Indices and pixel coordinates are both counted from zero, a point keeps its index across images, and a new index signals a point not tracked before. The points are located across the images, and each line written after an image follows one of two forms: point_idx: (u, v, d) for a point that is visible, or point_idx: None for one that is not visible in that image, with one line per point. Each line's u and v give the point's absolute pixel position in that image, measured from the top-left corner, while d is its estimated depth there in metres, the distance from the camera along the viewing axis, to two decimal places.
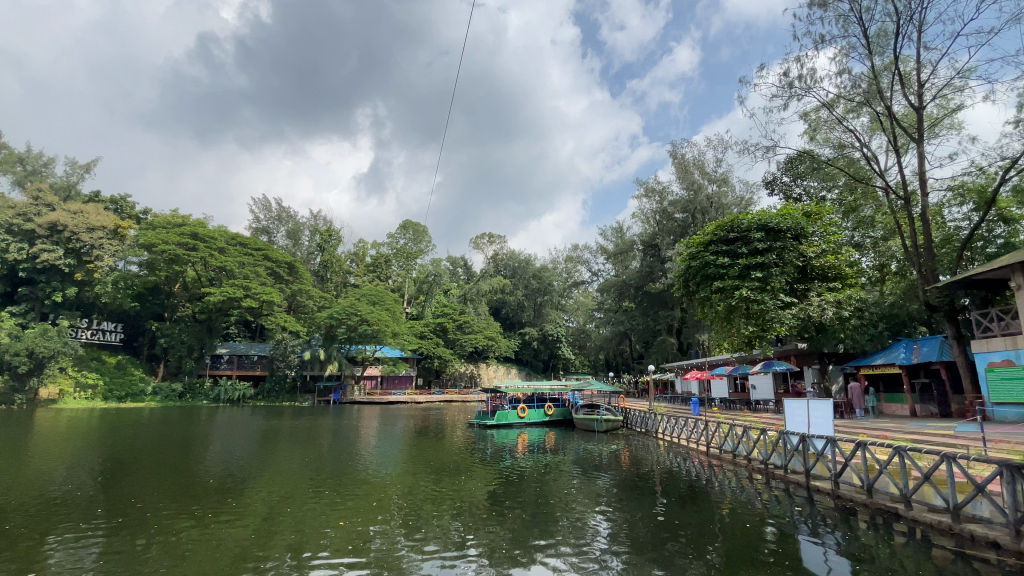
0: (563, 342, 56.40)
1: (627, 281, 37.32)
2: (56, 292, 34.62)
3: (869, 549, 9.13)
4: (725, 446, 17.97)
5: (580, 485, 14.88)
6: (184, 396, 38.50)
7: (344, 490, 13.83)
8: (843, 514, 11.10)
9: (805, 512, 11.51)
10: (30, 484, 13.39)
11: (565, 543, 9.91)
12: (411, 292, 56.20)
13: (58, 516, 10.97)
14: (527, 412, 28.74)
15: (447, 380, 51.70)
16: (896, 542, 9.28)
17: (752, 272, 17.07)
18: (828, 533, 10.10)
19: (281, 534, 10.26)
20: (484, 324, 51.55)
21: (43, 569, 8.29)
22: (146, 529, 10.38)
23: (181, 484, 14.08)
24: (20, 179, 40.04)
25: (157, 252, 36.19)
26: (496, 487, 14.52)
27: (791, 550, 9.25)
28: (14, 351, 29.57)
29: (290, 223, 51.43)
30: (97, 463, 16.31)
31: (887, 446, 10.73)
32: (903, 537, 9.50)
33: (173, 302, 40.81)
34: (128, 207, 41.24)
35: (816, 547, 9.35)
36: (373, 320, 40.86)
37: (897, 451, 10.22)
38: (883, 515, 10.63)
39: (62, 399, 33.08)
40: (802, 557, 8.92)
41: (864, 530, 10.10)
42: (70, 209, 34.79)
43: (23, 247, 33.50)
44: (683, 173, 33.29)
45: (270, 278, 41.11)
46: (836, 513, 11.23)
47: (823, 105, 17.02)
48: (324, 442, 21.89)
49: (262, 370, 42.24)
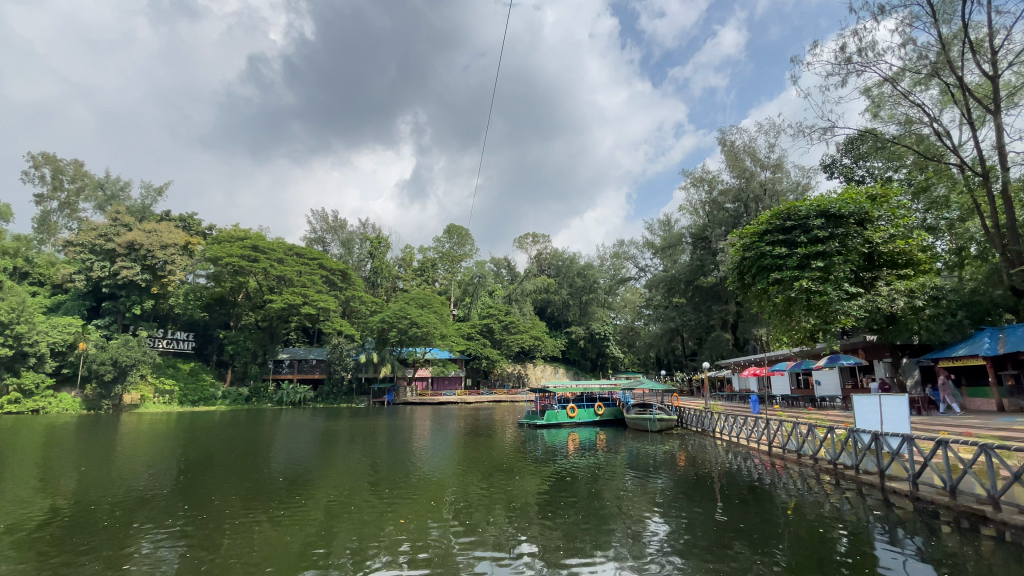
0: (610, 340, 55.38)
1: (676, 276, 36.10)
2: (136, 305, 37.25)
3: (954, 554, 8.30)
4: (789, 445, 16.96)
5: (635, 486, 14.47)
6: (250, 400, 40.68)
7: (401, 489, 13.99)
8: (923, 517, 10.16)
9: (881, 515, 10.62)
10: (119, 482, 14.50)
11: (622, 545, 9.58)
12: (457, 295, 56.88)
13: (143, 513, 11.71)
14: (577, 412, 28.29)
15: (495, 380, 51.94)
16: (984, 547, 8.39)
17: (812, 262, 16.05)
18: (907, 536, 9.28)
19: (343, 531, 10.47)
20: (529, 324, 51.43)
21: (131, 561, 8.84)
22: (220, 524, 10.91)
23: (251, 482, 14.79)
24: (101, 203, 43.56)
25: (223, 265, 38.52)
26: (551, 487, 14.35)
27: (866, 557, 8.49)
28: (101, 360, 32.33)
29: (342, 232, 53.22)
30: (176, 463, 17.45)
31: (970, 444, 9.67)
32: (992, 542, 8.57)
33: (237, 311, 43.15)
34: (194, 224, 43.95)
35: (893, 552, 8.63)
36: (421, 323, 41.48)
37: (981, 449, 9.17)
38: (969, 518, 9.65)
39: (144, 403, 35.61)
40: (878, 562, 8.27)
41: (948, 534, 9.19)
42: (145, 229, 37.47)
43: (106, 265, 36.27)
44: (733, 161, 31.79)
45: (325, 285, 42.76)
46: (916, 517, 10.28)
47: (886, 80, 15.67)
48: (381, 442, 22.43)
49: (320, 373, 44.27)
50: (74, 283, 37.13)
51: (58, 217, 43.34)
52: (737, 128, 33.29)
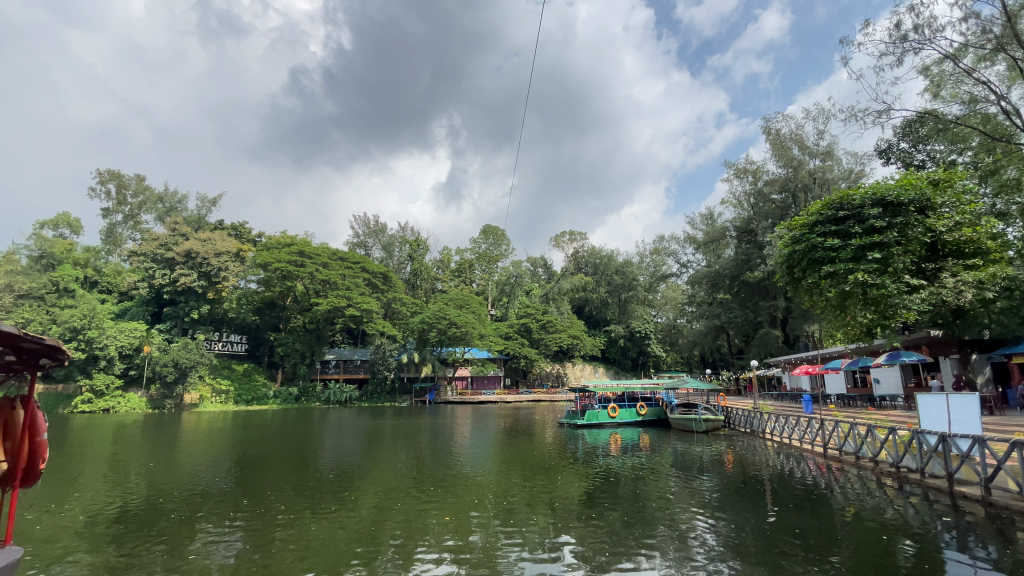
0: (651, 338, 54.28)
1: (720, 271, 34.91)
2: (194, 310, 39.33)
3: None
4: (846, 446, 16.05)
5: (680, 488, 14.03)
6: (300, 399, 42.29)
7: (444, 487, 14.07)
8: (997, 525, 9.37)
9: (950, 522, 9.86)
10: (181, 478, 15.29)
11: (669, 548, 9.32)
12: (494, 295, 57.14)
13: (204, 506, 12.28)
14: (618, 412, 27.78)
15: (534, 380, 51.83)
16: None
17: (869, 253, 15.12)
18: (979, 545, 8.59)
19: (389, 526, 10.64)
20: (568, 323, 51.08)
21: (193, 551, 9.30)
22: (274, 518, 11.31)
23: (302, 478, 15.28)
24: (161, 215, 46.24)
25: (272, 270, 40.19)
26: (593, 487, 14.13)
27: (934, 566, 7.91)
28: (164, 362, 34.40)
29: (382, 236, 54.37)
30: (233, 460, 18.25)
31: None
32: None
33: (286, 314, 44.86)
34: (245, 231, 45.98)
35: (964, 562, 8.00)
36: (460, 323, 41.91)
37: None
38: None
39: (202, 403, 37.62)
40: (947, 573, 7.69)
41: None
42: (200, 237, 39.53)
43: (166, 272, 38.42)
44: (780, 149, 30.41)
45: (368, 288, 43.91)
46: (989, 524, 9.49)
47: (946, 58, 14.50)
48: (424, 440, 22.70)
49: (364, 373, 45.45)
50: (138, 290, 39.55)
51: (122, 229, 46.28)
52: (783, 115, 31.86)
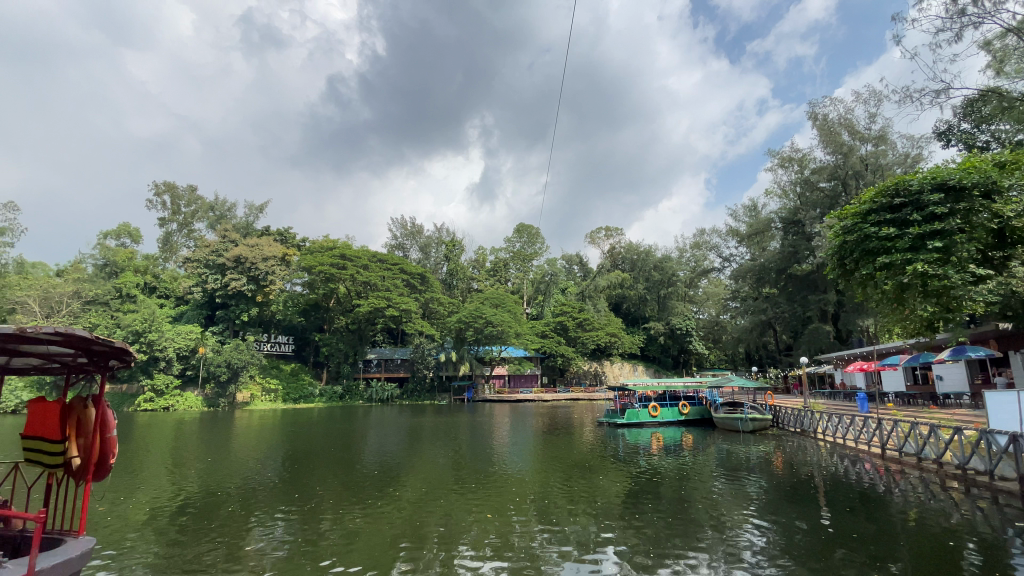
0: (693, 336, 52.88)
1: (765, 264, 33.62)
2: (244, 313, 41.10)
3: None
4: (907, 447, 15.08)
5: (725, 488, 13.57)
6: (344, 397, 43.57)
7: (484, 485, 14.12)
8: None
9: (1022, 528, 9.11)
10: (236, 472, 16.04)
11: (714, 550, 9.04)
12: (530, 293, 57.12)
13: (257, 500, 12.83)
14: (660, 411, 27.09)
15: (572, 379, 51.48)
16: None
17: (929, 242, 14.10)
18: None
19: (431, 522, 10.79)
20: (605, 321, 50.46)
21: (249, 542, 9.73)
22: (323, 512, 11.68)
23: (347, 474, 15.72)
24: (213, 223, 48.56)
25: (316, 273, 41.55)
26: (634, 487, 13.86)
27: None
28: (218, 363, 36.28)
29: (419, 237, 55.22)
30: (283, 456, 18.96)
31: None
32: None
33: (329, 315, 46.26)
34: (290, 236, 47.71)
35: None
36: (497, 322, 42.13)
37: None
38: None
39: (254, 401, 39.32)
40: None
41: None
42: (248, 243, 41.27)
43: (218, 277, 40.28)
44: (827, 135, 28.96)
45: (406, 288, 44.78)
46: None
47: (1009, 30, 13.35)
48: (463, 438, 22.90)
49: (405, 372, 46.28)
50: (193, 295, 41.63)
51: (177, 237, 48.92)
52: (830, 99, 30.34)
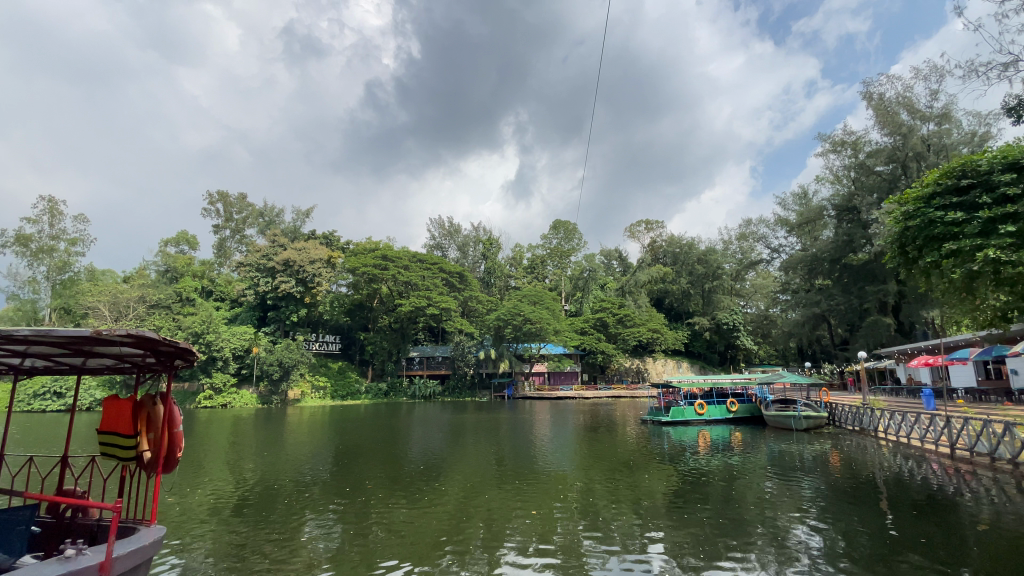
0: (740, 331, 51.00)
1: (817, 254, 31.97)
2: (293, 314, 42.71)
3: None
4: (979, 447, 13.99)
5: (778, 489, 13.01)
6: (389, 394, 44.72)
7: (528, 482, 13.98)
8: None
9: None
10: (289, 467, 16.73)
11: (765, 551, 8.70)
12: (568, 290, 56.71)
13: (308, 493, 13.31)
14: (706, 408, 26.22)
15: (613, 376, 50.73)
16: None
17: (1001, 226, 12.91)
18: None
19: (475, 517, 10.88)
20: (646, 316, 49.43)
21: (302, 533, 10.12)
22: (370, 505, 12.00)
23: (393, 469, 16.08)
24: (262, 228, 50.78)
25: (360, 274, 42.74)
26: (681, 486, 13.51)
27: None
28: (270, 362, 38.12)
29: (458, 236, 55.78)
30: (332, 451, 19.62)
31: None
32: None
33: (373, 315, 47.50)
34: (334, 239, 49.27)
35: None
36: (535, 319, 42.05)
37: None
38: None
39: (304, 398, 40.97)
40: None
41: None
42: (296, 247, 42.89)
43: (269, 280, 42.06)
44: (884, 116, 27.26)
45: (446, 287, 45.40)
46: None
47: None
48: (505, 435, 22.92)
49: (446, 369, 47.00)
50: (246, 297, 43.63)
51: (230, 243, 51.42)
52: (887, 77, 28.55)
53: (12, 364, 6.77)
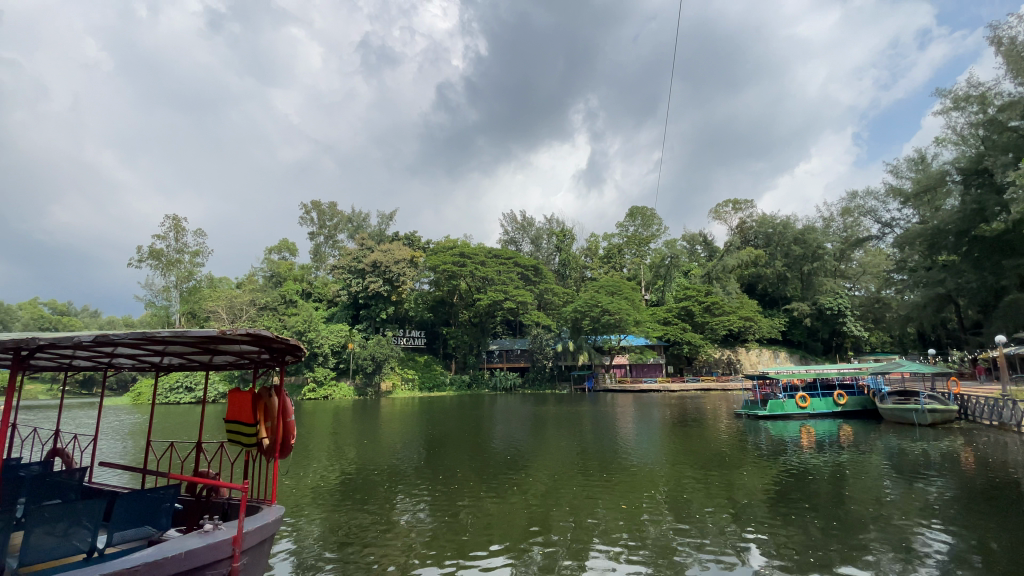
0: (846, 316, 46.41)
1: (939, 227, 28.14)
2: (382, 312, 45.19)
3: None
4: None
5: (898, 490, 11.73)
6: (472, 386, 46.18)
7: (613, 476, 13.72)
8: None
9: None
10: (384, 454, 17.79)
11: (884, 558, 7.94)
12: (648, 279, 54.90)
13: (401, 479, 14.06)
14: (809, 402, 24.09)
15: (701, 367, 48.40)
16: None
17: None
18: None
19: (560, 508, 10.91)
20: (737, 304, 46.53)
21: (398, 516, 10.71)
22: (459, 493, 12.41)
23: (480, 459, 16.51)
24: (352, 233, 54.29)
25: (441, 271, 44.35)
26: (781, 484, 12.61)
27: None
28: (364, 357, 40.95)
29: (532, 230, 56.00)
30: (422, 440, 20.54)
31: None
32: None
33: (455, 310, 49.08)
34: (416, 239, 51.46)
35: None
36: (614, 310, 41.15)
37: None
38: None
39: (395, 390, 43.46)
40: None
41: None
42: (382, 249, 45.28)
43: (359, 281, 44.83)
44: (1019, 61, 23.37)
45: (522, 280, 45.85)
46: None
47: None
48: (587, 428, 22.63)
49: (525, 362, 47.50)
50: (340, 297, 46.86)
51: (325, 248, 55.51)
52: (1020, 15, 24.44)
53: (153, 363, 7.80)
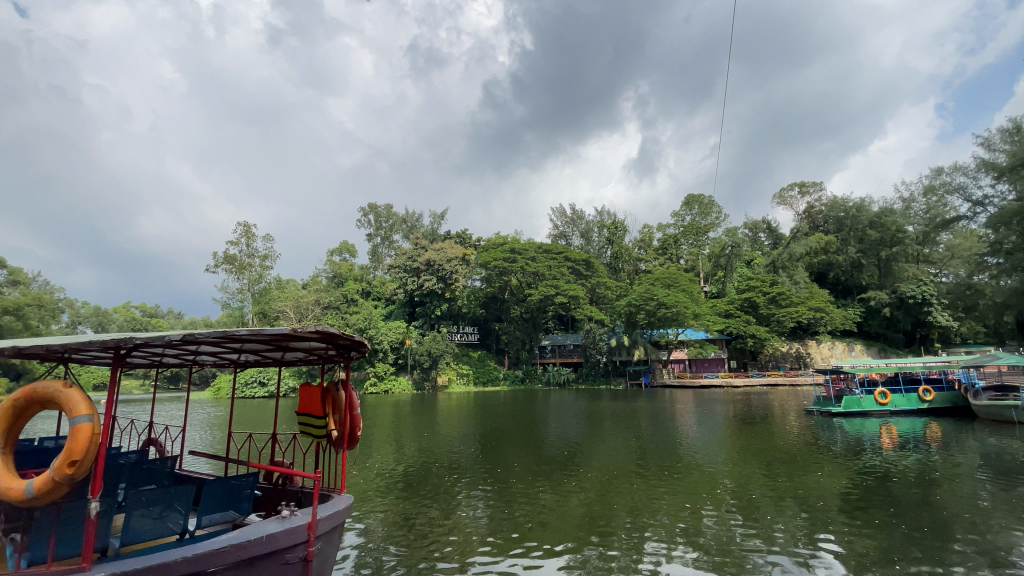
0: (932, 305, 42.57)
1: None
2: (437, 309, 46.19)
3: None
4: None
5: (997, 494, 10.67)
6: (526, 380, 46.49)
7: (672, 474, 13.38)
8: None
9: None
10: (443, 447, 18.26)
11: (978, 568, 7.29)
12: (707, 270, 52.82)
13: (458, 472, 14.39)
14: (891, 398, 22.20)
15: (767, 361, 46.11)
16: None
17: None
18: None
19: (617, 506, 10.78)
20: (805, 294, 43.90)
21: (458, 507, 11.02)
22: (516, 487, 12.50)
23: (535, 454, 16.60)
24: (406, 233, 55.91)
25: (493, 268, 44.79)
26: (858, 485, 11.82)
27: None
28: (422, 353, 42.17)
29: (582, 223, 55.38)
30: (478, 434, 20.89)
31: None
32: None
33: (507, 306, 49.44)
34: (467, 237, 52.23)
35: None
36: (670, 303, 39.89)
37: None
38: None
39: (451, 384, 44.47)
40: None
41: None
42: (435, 248, 46.25)
43: (414, 279, 45.99)
44: None
45: (573, 275, 45.45)
46: None
47: None
48: (644, 425, 22.15)
49: (579, 357, 47.13)
50: (397, 295, 48.36)
51: (382, 248, 57.48)
52: None
53: (233, 359, 8.39)
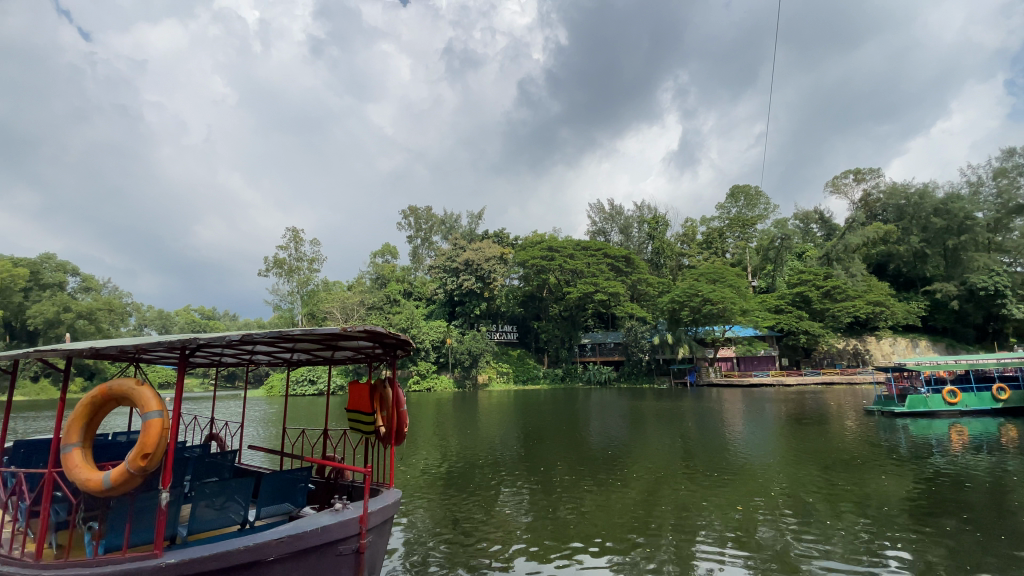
0: (1007, 297, 39.41)
1: None
2: (477, 308, 46.62)
3: None
4: None
5: None
6: (566, 379, 46.31)
7: (721, 476, 12.97)
8: None
9: None
10: (484, 445, 18.40)
11: None
12: (755, 264, 50.86)
13: (500, 470, 14.46)
14: (961, 397, 20.67)
15: (822, 358, 44.13)
16: None
17: None
18: None
19: (662, 508, 10.56)
20: (862, 287, 41.56)
21: (500, 506, 11.06)
22: (558, 487, 12.45)
23: (577, 453, 16.46)
24: (445, 233, 56.76)
25: (531, 266, 44.79)
26: (925, 490, 11.10)
27: None
28: (463, 352, 42.69)
29: (621, 219, 54.55)
30: (518, 433, 20.91)
31: None
32: None
33: (546, 304, 49.34)
34: (505, 236, 52.45)
35: None
36: (715, 299, 38.64)
37: None
38: None
39: (492, 382, 44.84)
40: None
41: None
42: (473, 248, 46.68)
43: (454, 279, 46.56)
44: None
45: (612, 272, 44.81)
46: None
47: None
48: (690, 425, 21.58)
49: (620, 355, 46.46)
50: (437, 295, 49.13)
51: (422, 249, 58.55)
52: None
53: (285, 359, 8.74)
